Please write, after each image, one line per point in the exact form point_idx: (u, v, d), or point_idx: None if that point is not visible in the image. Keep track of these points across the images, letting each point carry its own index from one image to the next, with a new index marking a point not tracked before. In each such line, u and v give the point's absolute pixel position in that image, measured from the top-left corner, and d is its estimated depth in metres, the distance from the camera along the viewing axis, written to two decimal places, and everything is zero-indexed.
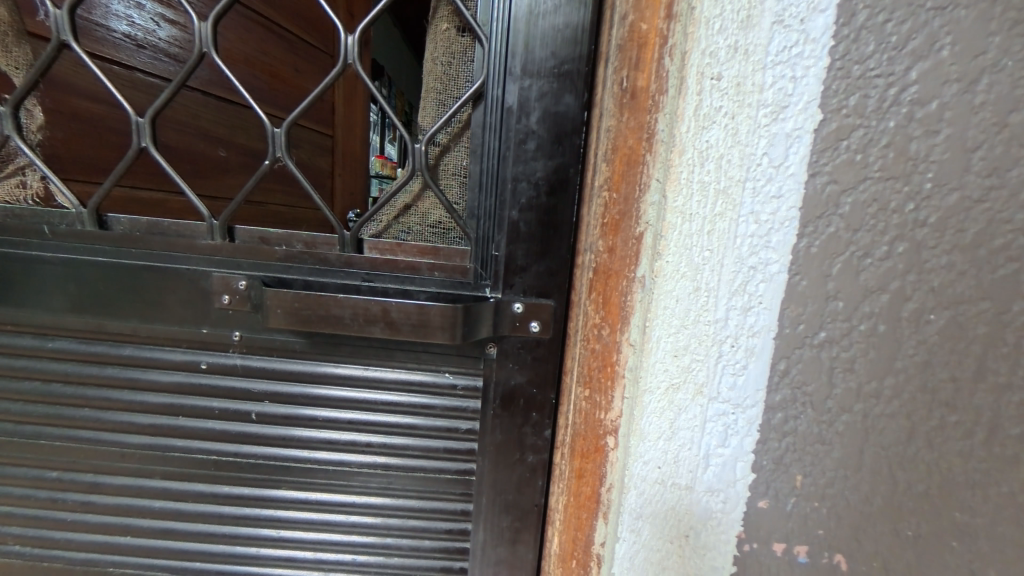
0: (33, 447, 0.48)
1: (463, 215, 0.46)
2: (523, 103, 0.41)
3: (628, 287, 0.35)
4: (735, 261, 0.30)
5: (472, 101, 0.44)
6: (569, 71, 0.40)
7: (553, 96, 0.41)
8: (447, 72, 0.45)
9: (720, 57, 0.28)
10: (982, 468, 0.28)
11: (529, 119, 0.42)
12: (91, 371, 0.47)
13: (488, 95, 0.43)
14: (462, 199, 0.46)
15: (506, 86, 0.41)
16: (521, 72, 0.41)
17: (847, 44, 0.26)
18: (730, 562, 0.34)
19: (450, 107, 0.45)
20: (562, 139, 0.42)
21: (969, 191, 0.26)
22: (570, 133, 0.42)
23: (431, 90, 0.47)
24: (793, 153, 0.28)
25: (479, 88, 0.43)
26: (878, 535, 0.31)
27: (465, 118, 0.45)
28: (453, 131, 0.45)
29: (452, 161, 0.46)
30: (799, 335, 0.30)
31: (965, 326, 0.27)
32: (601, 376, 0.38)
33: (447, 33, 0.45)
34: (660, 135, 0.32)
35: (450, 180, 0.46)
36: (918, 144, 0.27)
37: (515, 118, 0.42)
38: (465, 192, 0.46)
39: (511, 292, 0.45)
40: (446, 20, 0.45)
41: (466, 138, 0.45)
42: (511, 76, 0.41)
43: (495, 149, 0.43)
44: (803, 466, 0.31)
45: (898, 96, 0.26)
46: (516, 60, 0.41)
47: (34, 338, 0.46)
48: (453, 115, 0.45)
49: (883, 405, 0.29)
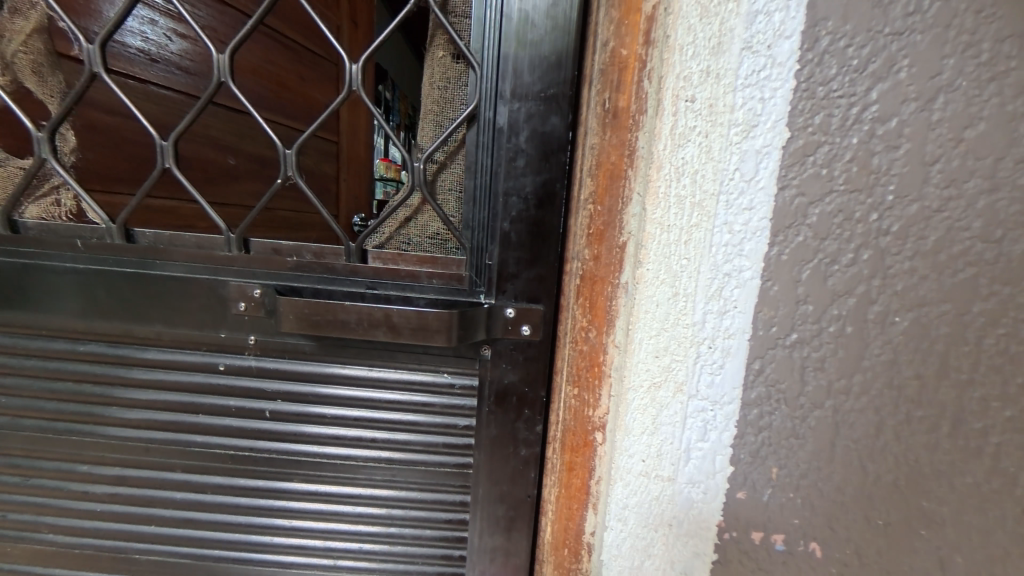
0: (63, 441, 0.52)
1: (460, 227, 0.48)
2: (512, 123, 0.44)
3: (615, 292, 0.38)
4: (712, 268, 0.32)
5: (467, 122, 0.46)
6: (554, 94, 0.43)
7: (540, 117, 0.43)
8: (443, 94, 0.48)
9: (693, 81, 0.31)
10: (948, 460, 0.30)
11: (518, 138, 0.44)
12: (118, 371, 0.50)
13: (480, 116, 0.45)
14: (459, 212, 0.49)
15: (497, 108, 0.44)
16: (511, 95, 0.43)
17: (812, 67, 0.29)
18: (711, 548, 0.36)
19: (447, 127, 0.47)
20: (549, 157, 0.44)
21: (928, 201, 0.29)
22: (557, 151, 0.44)
23: (428, 111, 0.49)
24: (763, 168, 0.30)
25: (473, 110, 0.45)
26: (850, 523, 0.33)
27: (460, 138, 0.47)
28: (450, 149, 0.48)
29: (450, 177, 0.49)
30: (772, 337, 0.32)
31: (929, 327, 0.30)
32: (589, 375, 0.41)
33: (444, 60, 0.48)
34: (641, 151, 0.34)
35: (448, 194, 0.49)
36: (880, 159, 0.29)
37: (505, 137, 0.44)
38: (461, 206, 0.49)
39: (504, 297, 0.47)
40: (442, 47, 0.47)
41: (461, 155, 0.47)
42: (502, 99, 0.44)
43: (488, 165, 0.45)
44: (778, 459, 0.33)
45: (860, 114, 0.29)
46: (505, 84, 0.43)
47: (64, 339, 0.50)
48: (451, 135, 0.47)
49: (853, 401, 0.31)
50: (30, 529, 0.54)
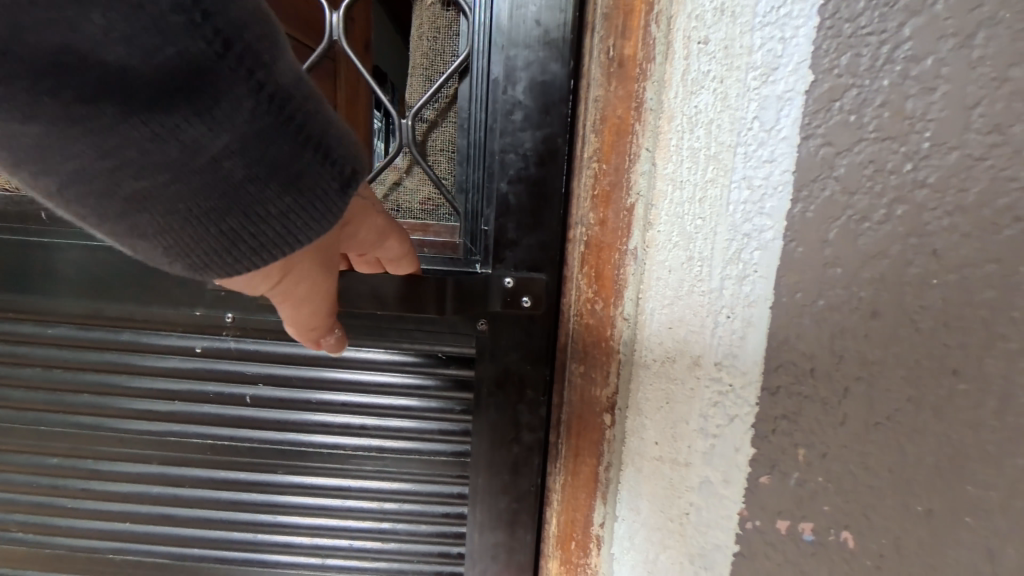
0: (80, 431, 0.54)
1: (454, 188, 0.53)
2: (510, 73, 0.48)
3: (622, 259, 0.41)
4: (729, 229, 0.31)
5: (460, 74, 0.51)
6: (555, 41, 0.47)
7: (540, 65, 0.47)
8: (434, 45, 0.52)
9: (706, 21, 0.32)
10: (995, 439, 0.24)
11: (517, 89, 0.48)
12: (129, 359, 0.51)
13: (474, 66, 0.50)
14: (451, 173, 0.53)
15: (493, 60, 0.48)
16: (506, 44, 0.47)
17: (837, 2, 0.26)
18: (733, 538, 0.33)
19: (437, 80, 0.51)
20: (550, 109, 0.48)
21: (970, 149, 0.23)
22: (557, 103, 0.48)
23: (419, 65, 0.53)
24: (784, 116, 0.28)
25: (465, 63, 0.50)
26: (884, 508, 0.28)
27: (452, 91, 0.52)
28: (439, 106, 0.52)
29: (440, 135, 0.53)
30: (797, 304, 0.29)
31: (971, 291, 0.24)
32: (597, 352, 0.44)
33: (433, 9, 0.51)
34: (649, 104, 0.38)
35: (440, 154, 0.53)
36: (914, 103, 0.24)
37: (503, 88, 0.48)
38: (453, 166, 0.53)
39: (504, 265, 0.50)
40: None
41: (452, 112, 0.52)
42: (496, 50, 0.47)
43: (484, 120, 0.49)
44: (804, 441, 0.30)
45: (892, 53, 0.25)
46: (500, 36, 0.47)
47: (71, 325, 0.51)
48: (441, 90, 0.51)
49: (885, 375, 0.27)
50: (47, 514, 0.56)
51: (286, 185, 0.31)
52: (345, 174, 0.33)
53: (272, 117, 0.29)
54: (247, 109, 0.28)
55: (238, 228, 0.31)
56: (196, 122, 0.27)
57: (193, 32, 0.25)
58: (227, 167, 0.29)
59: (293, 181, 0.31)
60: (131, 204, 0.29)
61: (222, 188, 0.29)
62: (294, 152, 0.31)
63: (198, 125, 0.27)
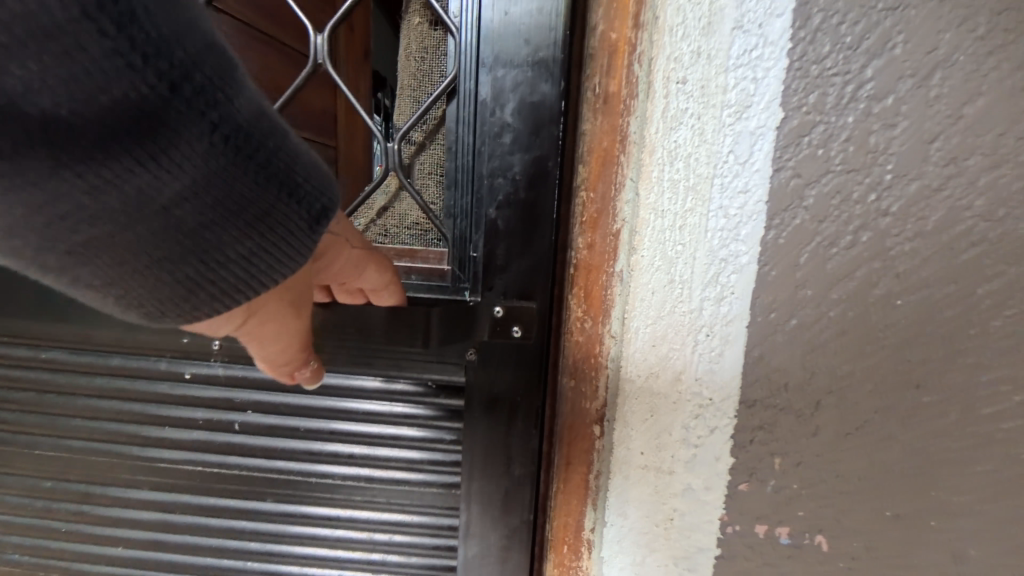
0: (70, 454, 0.56)
1: (440, 213, 0.50)
2: (498, 95, 0.45)
3: (610, 279, 0.39)
4: (708, 254, 0.32)
5: (445, 96, 0.48)
6: (544, 59, 0.43)
7: (529, 86, 0.44)
8: (421, 66, 0.51)
9: (684, 62, 0.32)
10: (962, 445, 0.30)
11: (505, 112, 0.45)
12: (119, 384, 0.54)
13: (460, 90, 0.47)
14: (438, 199, 0.51)
15: (480, 79, 0.45)
16: (494, 64, 0.44)
17: (805, 46, 0.28)
18: (715, 543, 0.35)
19: (426, 103, 0.49)
20: (541, 129, 0.44)
21: (928, 179, 0.28)
22: (548, 123, 0.44)
23: (407, 85, 0.52)
24: (757, 150, 0.30)
25: (451, 84, 0.47)
26: (866, 515, 0.32)
27: (439, 113, 0.49)
28: (428, 127, 0.50)
29: (428, 158, 0.51)
30: (772, 323, 0.31)
31: (934, 308, 0.29)
32: (585, 366, 0.43)
33: (420, 27, 0.51)
34: (634, 136, 0.36)
35: (428, 178, 0.51)
36: (877, 137, 0.28)
37: (491, 111, 0.45)
38: (440, 192, 0.50)
39: (492, 293, 0.47)
40: (418, 14, 0.51)
41: (440, 134, 0.50)
42: (484, 69, 0.45)
43: (470, 145, 0.47)
44: (781, 449, 0.32)
45: (856, 92, 0.28)
46: (487, 55, 0.44)
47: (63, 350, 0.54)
48: (429, 111, 0.49)
49: (856, 385, 0.31)
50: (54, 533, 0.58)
51: (250, 226, 0.27)
52: (315, 210, 0.29)
53: (234, 156, 0.26)
54: (201, 149, 0.24)
55: (197, 277, 0.27)
56: (141, 169, 0.23)
57: (132, 73, 0.22)
58: (181, 212, 0.25)
59: (261, 220, 0.28)
60: (71, 259, 0.24)
61: (180, 238, 0.26)
62: (257, 191, 0.27)
63: (144, 171, 0.23)
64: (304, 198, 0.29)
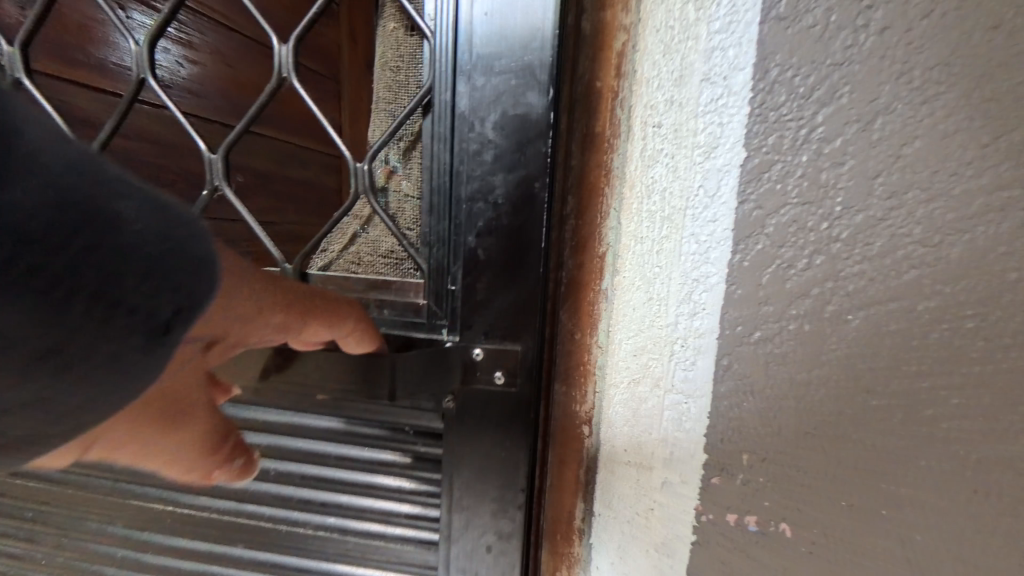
0: None
1: (421, 236, 0.58)
2: (477, 107, 0.51)
3: (597, 296, 0.48)
4: (682, 275, 0.38)
5: (423, 111, 0.55)
6: (529, 73, 0.48)
7: (514, 96, 0.49)
8: (400, 78, 0.62)
9: (659, 109, 0.39)
10: (906, 442, 0.33)
11: (485, 132, 0.51)
12: None
13: (437, 102, 0.54)
14: (415, 224, 0.59)
15: (457, 96, 0.52)
16: (470, 86, 0.51)
17: (764, 95, 0.32)
18: (691, 530, 0.40)
19: (400, 121, 0.57)
20: (525, 147, 0.50)
21: (872, 211, 0.31)
22: (532, 141, 0.49)
23: (386, 99, 0.64)
24: (724, 184, 0.35)
25: (429, 100, 0.54)
26: (826, 506, 0.36)
27: (417, 128, 0.57)
28: (403, 144, 0.59)
29: (404, 177, 0.60)
30: (738, 335, 0.35)
31: (879, 324, 0.32)
32: (578, 375, 0.51)
33: (395, 33, 0.62)
34: (616, 172, 0.46)
35: (407, 205, 0.60)
36: (827, 174, 0.32)
37: (471, 129, 0.52)
38: (422, 216, 0.58)
39: (472, 332, 0.55)
40: (394, 20, 0.62)
41: (420, 148, 0.57)
42: (460, 87, 0.52)
43: (448, 164, 0.54)
44: (749, 446, 0.36)
45: (808, 135, 0.32)
46: (466, 82, 0.51)
47: None
48: (405, 128, 0.57)
49: (812, 392, 0.34)
50: (145, 513, 0.72)
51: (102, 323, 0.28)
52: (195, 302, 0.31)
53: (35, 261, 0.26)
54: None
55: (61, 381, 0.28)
56: None
57: None
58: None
59: (109, 319, 0.28)
60: None
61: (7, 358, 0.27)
62: (103, 281, 0.28)
63: None
64: (172, 283, 0.30)
